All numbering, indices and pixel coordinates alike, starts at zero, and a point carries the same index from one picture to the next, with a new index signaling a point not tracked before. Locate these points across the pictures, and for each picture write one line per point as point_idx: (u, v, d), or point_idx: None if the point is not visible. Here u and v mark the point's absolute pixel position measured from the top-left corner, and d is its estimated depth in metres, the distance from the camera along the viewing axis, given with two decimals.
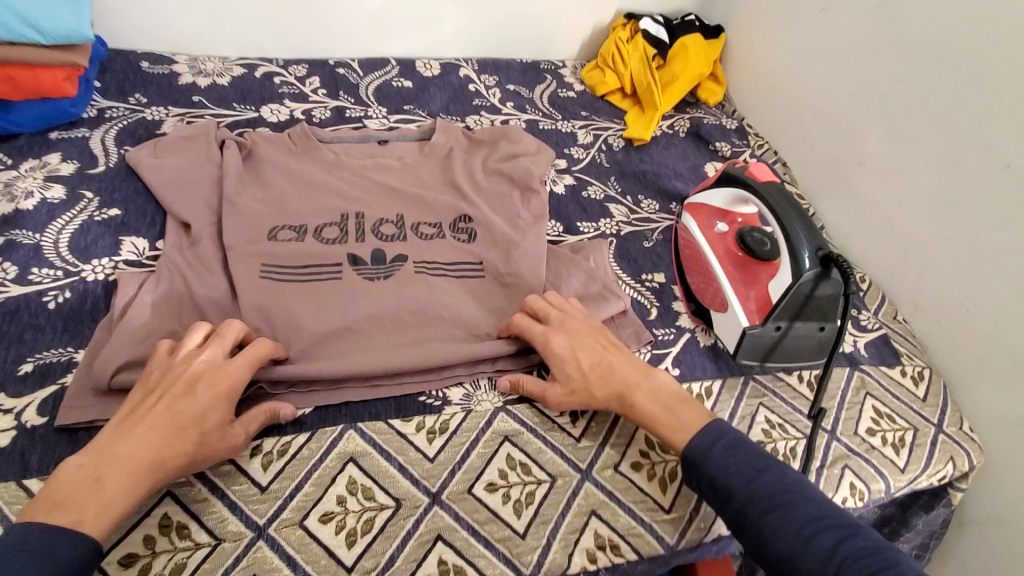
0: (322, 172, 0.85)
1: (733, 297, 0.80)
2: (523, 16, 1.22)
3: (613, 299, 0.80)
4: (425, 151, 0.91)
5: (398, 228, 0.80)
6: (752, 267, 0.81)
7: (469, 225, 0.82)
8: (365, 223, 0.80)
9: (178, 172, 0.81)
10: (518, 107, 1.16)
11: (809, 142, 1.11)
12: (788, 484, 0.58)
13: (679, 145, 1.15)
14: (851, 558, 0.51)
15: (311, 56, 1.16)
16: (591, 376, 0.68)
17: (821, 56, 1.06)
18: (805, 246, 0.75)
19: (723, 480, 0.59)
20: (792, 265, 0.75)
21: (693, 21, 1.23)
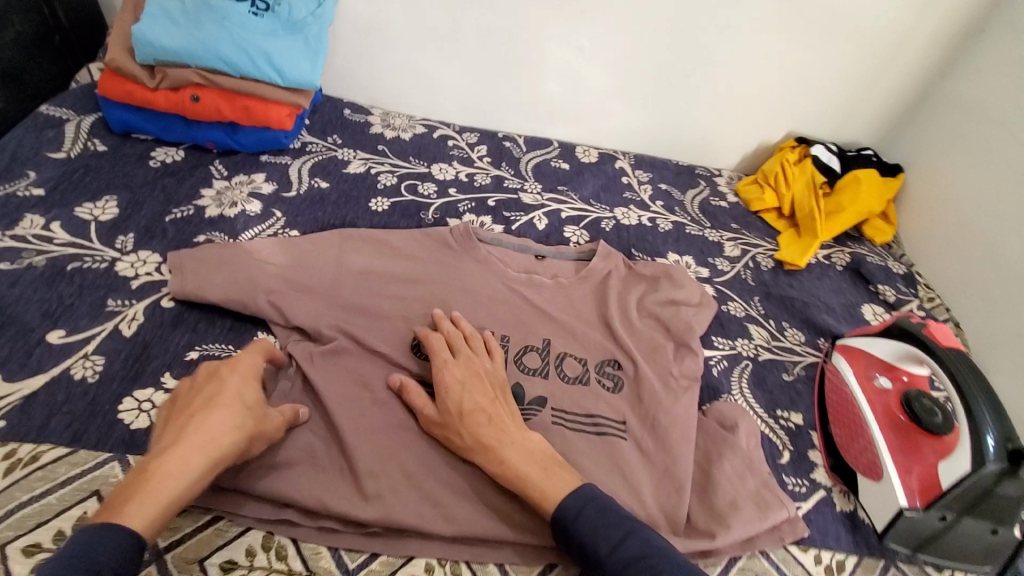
0: (479, 274, 0.88)
1: (894, 471, 0.70)
2: (687, 124, 1.25)
3: (775, 505, 0.68)
4: (582, 274, 0.93)
5: (543, 360, 0.80)
6: (921, 445, 0.71)
7: (615, 372, 0.80)
8: (510, 352, 0.79)
9: (353, 251, 0.86)
10: (666, 206, 1.17)
11: (990, 308, 1.00)
12: (650, 548, 0.55)
13: (834, 278, 1.07)
14: None
15: (484, 126, 1.26)
16: (471, 419, 0.64)
17: (1017, 219, 0.96)
18: (993, 435, 0.64)
19: (591, 546, 0.56)
20: (972, 452, 0.64)
21: (870, 156, 1.18)
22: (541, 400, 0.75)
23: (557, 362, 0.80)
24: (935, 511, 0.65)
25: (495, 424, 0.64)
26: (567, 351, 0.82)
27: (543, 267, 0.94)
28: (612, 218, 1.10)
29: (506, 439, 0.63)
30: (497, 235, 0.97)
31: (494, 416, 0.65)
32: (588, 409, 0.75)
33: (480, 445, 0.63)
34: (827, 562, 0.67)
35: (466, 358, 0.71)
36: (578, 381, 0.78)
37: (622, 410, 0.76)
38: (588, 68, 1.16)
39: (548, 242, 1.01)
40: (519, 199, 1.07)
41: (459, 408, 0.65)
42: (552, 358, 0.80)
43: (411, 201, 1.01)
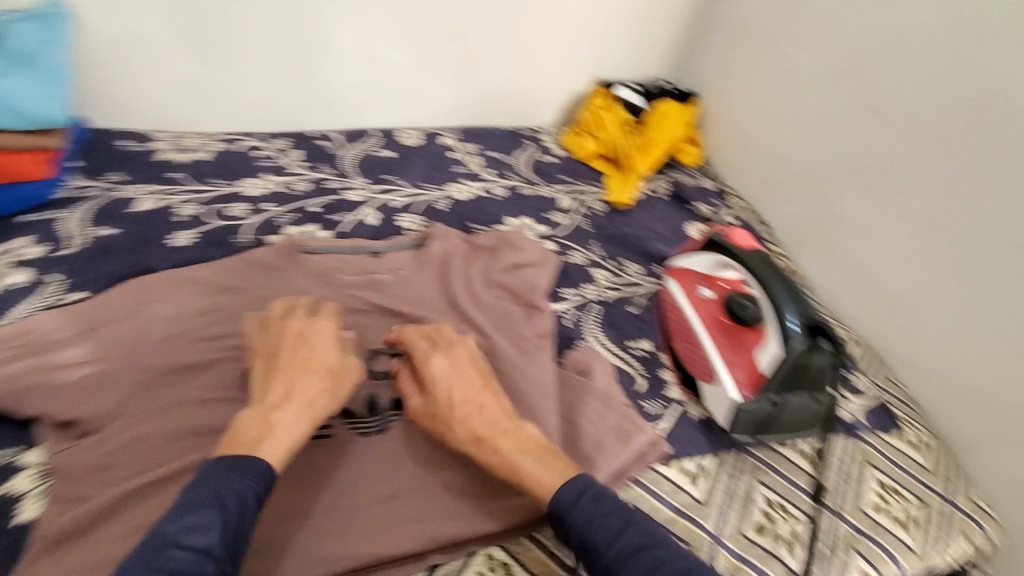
0: (312, 289, 0.83)
1: (726, 370, 0.76)
2: (502, 88, 1.25)
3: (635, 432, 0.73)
4: (422, 261, 0.90)
5: (393, 361, 0.76)
6: (744, 342, 0.77)
7: None
8: (358, 360, 0.76)
9: (160, 300, 0.77)
10: (498, 172, 1.18)
11: (786, 201, 1.11)
12: (648, 536, 0.56)
13: (661, 207, 1.15)
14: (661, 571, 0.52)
15: (295, 129, 1.17)
16: (461, 411, 0.65)
17: (793, 119, 1.09)
18: (794, 317, 0.72)
19: (590, 538, 0.56)
20: (781, 336, 0.73)
21: (667, 88, 1.28)
22: (399, 401, 0.72)
23: (409, 359, 0.77)
24: (770, 396, 0.73)
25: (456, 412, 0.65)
26: None
27: (381, 264, 0.90)
28: (447, 197, 1.08)
29: (489, 425, 0.64)
30: (324, 242, 0.91)
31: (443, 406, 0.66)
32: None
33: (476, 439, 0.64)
34: (691, 471, 0.72)
35: (448, 349, 0.71)
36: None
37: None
38: (385, 46, 1.12)
39: (382, 236, 0.97)
40: (344, 199, 1.02)
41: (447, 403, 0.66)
42: (404, 356, 0.77)
43: (223, 227, 0.92)
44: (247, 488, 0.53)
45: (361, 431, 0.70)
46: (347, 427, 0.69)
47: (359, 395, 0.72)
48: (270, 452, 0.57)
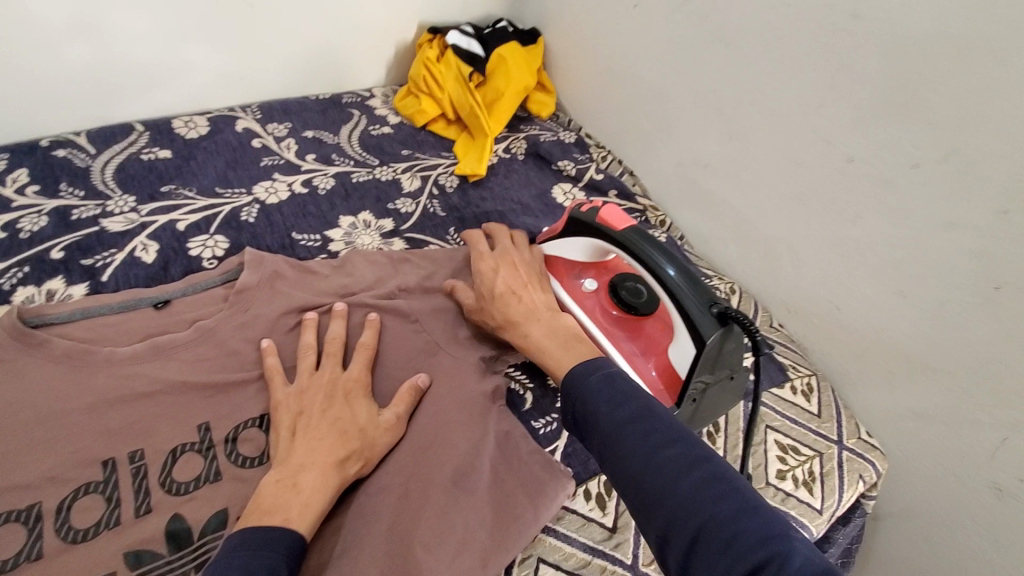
0: (65, 379, 0.59)
1: (632, 371, 0.66)
2: (305, 47, 1.00)
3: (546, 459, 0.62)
4: (230, 302, 0.69)
5: (207, 459, 0.58)
6: (645, 328, 0.70)
7: None
8: (150, 472, 0.56)
9: None
10: (321, 157, 0.95)
11: (648, 146, 1.01)
12: (653, 411, 0.49)
13: (520, 171, 1.01)
14: (676, 450, 0.45)
15: (14, 139, 0.85)
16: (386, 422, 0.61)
17: (639, 52, 0.97)
18: (699, 305, 0.61)
19: (591, 409, 0.50)
20: (689, 329, 0.62)
21: (506, 27, 1.09)
22: (222, 514, 0.55)
23: (228, 449, 0.59)
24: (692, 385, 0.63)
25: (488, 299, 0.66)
26: (239, 423, 0.61)
27: (172, 317, 0.67)
28: (255, 202, 0.85)
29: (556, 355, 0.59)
30: (79, 303, 0.66)
31: (369, 428, 0.59)
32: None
33: (508, 322, 0.64)
34: (596, 494, 0.65)
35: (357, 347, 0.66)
36: (264, 458, 0.59)
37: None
38: (117, 9, 0.81)
39: (169, 277, 0.73)
40: (104, 231, 0.75)
41: (490, 294, 0.67)
42: (220, 447, 0.59)
43: None
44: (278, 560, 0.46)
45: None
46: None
47: (160, 521, 0.53)
48: (299, 522, 0.50)
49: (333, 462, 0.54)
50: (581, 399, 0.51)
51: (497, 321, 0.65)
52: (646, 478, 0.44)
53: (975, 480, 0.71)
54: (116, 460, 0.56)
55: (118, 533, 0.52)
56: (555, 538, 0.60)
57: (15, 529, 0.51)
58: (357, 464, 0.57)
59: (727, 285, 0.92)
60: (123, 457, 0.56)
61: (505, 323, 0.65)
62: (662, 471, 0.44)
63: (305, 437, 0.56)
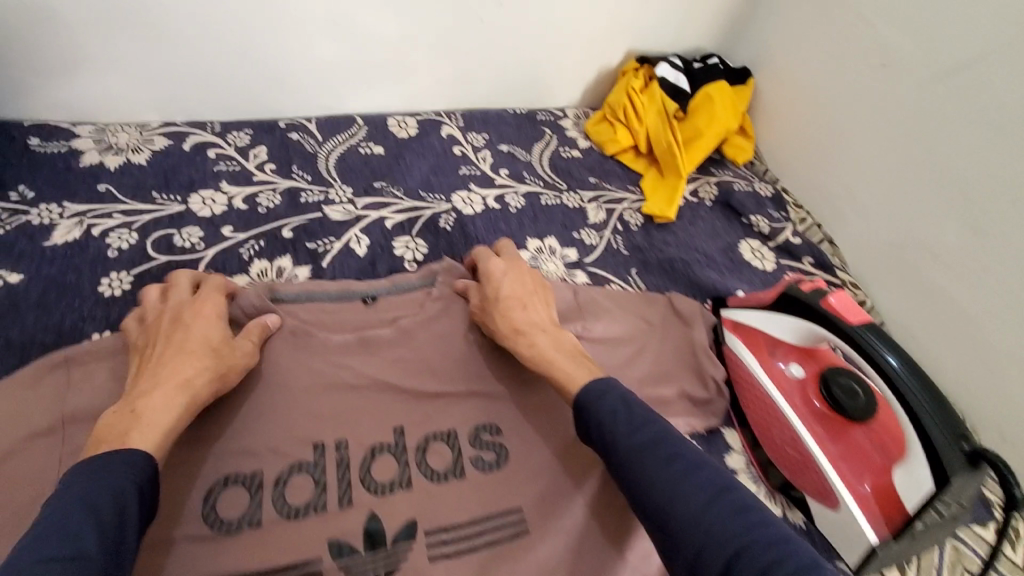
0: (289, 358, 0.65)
1: (842, 484, 0.62)
2: (515, 62, 1.01)
3: None
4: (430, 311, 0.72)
5: (399, 463, 0.60)
6: (853, 434, 0.65)
7: (494, 440, 0.64)
8: (350, 465, 0.59)
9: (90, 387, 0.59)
10: (513, 174, 0.96)
11: (860, 218, 0.92)
12: (669, 437, 0.53)
13: (707, 219, 0.96)
14: (691, 476, 0.50)
15: (257, 117, 0.94)
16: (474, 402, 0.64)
17: (873, 115, 0.88)
18: (947, 437, 0.56)
19: (607, 428, 0.55)
20: (931, 460, 0.57)
21: (717, 64, 1.04)
22: (410, 524, 0.56)
23: (418, 457, 0.61)
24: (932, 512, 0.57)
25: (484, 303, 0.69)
26: (428, 432, 0.63)
27: (377, 315, 0.71)
28: (452, 210, 0.88)
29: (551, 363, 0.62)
30: (306, 286, 0.71)
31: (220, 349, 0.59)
32: (478, 508, 0.59)
33: (513, 330, 0.66)
34: None
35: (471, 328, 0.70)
36: (449, 475, 0.60)
37: (517, 489, 0.61)
38: (367, 12, 0.87)
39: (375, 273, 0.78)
40: (325, 219, 0.81)
41: (495, 297, 0.69)
42: (411, 454, 0.61)
43: (167, 264, 0.72)
44: (120, 478, 0.46)
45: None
46: (343, 570, 0.53)
47: (359, 519, 0.56)
48: (139, 441, 0.49)
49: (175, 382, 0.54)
50: (593, 420, 0.56)
51: (502, 329, 0.66)
52: (666, 502, 0.48)
53: None
54: (323, 446, 0.60)
55: (322, 518, 0.55)
56: None
57: (241, 492, 0.56)
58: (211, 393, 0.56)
59: None
60: (330, 443, 0.60)
61: (507, 329, 0.66)
62: (676, 493, 0.48)
63: (145, 371, 0.55)
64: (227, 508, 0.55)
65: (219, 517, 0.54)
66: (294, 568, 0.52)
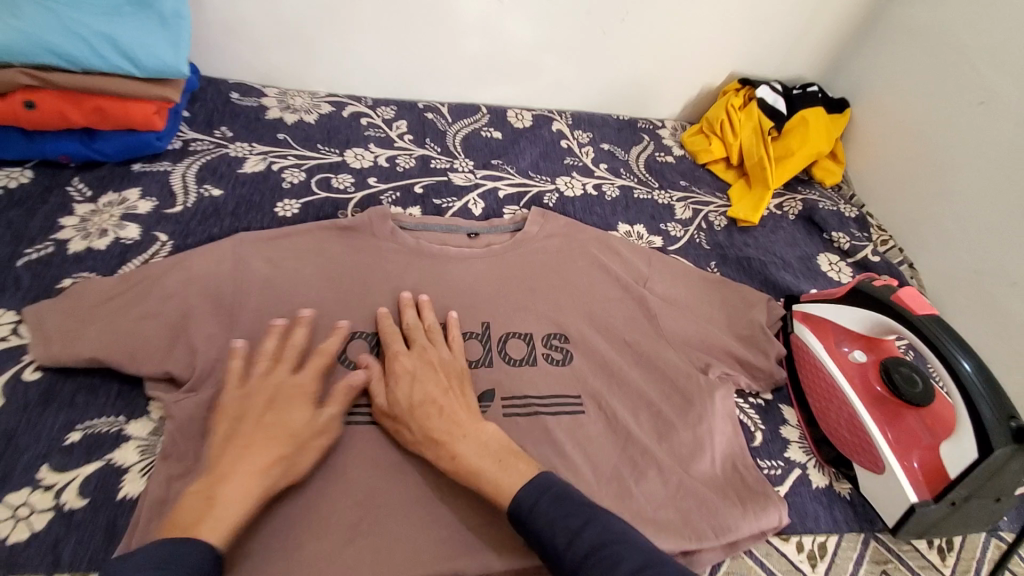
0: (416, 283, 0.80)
1: (891, 455, 0.67)
2: (626, 73, 1.14)
3: (765, 503, 0.65)
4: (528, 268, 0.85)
5: (483, 348, 0.76)
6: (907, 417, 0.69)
7: (562, 343, 0.77)
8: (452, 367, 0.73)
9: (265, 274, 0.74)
10: (612, 169, 1.08)
11: (947, 246, 0.97)
12: (604, 531, 0.52)
13: (787, 230, 1.03)
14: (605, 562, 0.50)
15: (400, 98, 1.11)
16: (421, 412, 0.63)
17: (972, 147, 0.93)
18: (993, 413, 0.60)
19: (541, 534, 0.53)
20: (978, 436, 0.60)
21: (816, 92, 1.12)
22: (488, 391, 0.72)
23: (500, 346, 0.76)
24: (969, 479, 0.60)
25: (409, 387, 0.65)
26: (509, 330, 0.78)
27: (486, 263, 0.84)
28: (555, 191, 1.00)
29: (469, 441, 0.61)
30: (421, 217, 0.88)
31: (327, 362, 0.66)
32: (549, 396, 0.72)
33: (429, 438, 0.62)
34: (809, 549, 0.65)
35: (421, 350, 0.70)
36: (524, 361, 0.75)
37: (579, 383, 0.74)
38: (511, 19, 1.02)
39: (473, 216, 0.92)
40: (450, 181, 0.96)
41: (407, 403, 0.64)
42: (495, 342, 0.76)
43: (326, 199, 0.88)
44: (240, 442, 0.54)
45: None
46: None
47: None
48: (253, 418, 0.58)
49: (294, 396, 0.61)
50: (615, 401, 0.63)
51: (416, 435, 0.62)
52: None
53: None
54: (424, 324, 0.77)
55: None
56: (758, 568, 0.63)
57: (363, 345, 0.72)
58: (307, 436, 0.60)
59: None
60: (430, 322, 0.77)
61: (423, 437, 0.62)
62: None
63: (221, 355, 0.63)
64: (353, 353, 0.72)
65: (346, 356, 0.71)
66: None
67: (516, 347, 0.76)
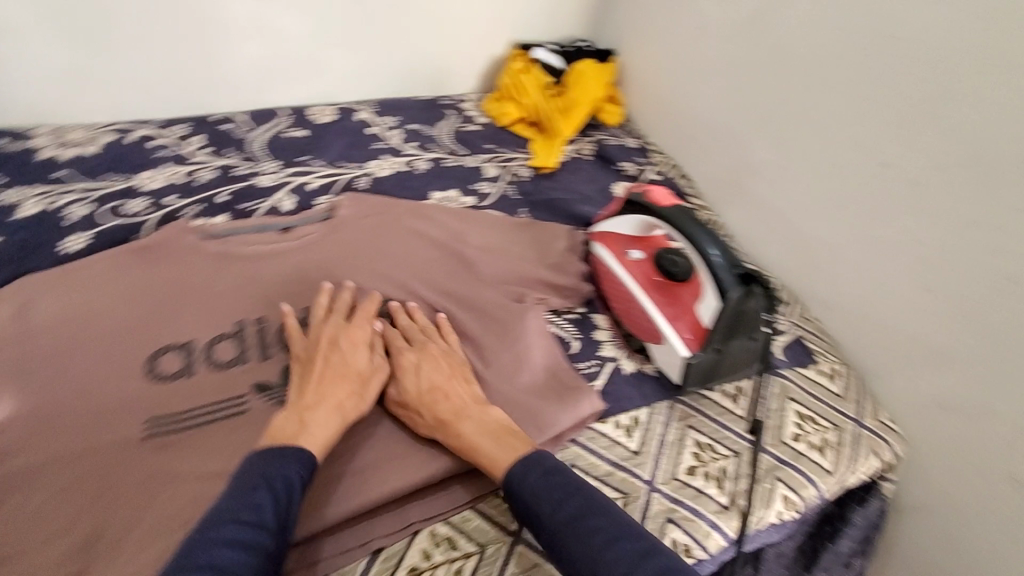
0: (232, 285, 0.81)
1: (666, 325, 0.78)
2: (415, 55, 1.20)
3: (575, 394, 0.75)
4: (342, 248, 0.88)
5: (309, 330, 0.79)
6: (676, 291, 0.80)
7: (388, 309, 0.82)
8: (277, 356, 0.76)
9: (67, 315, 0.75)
10: (420, 145, 1.14)
11: (705, 154, 1.13)
12: (589, 505, 0.59)
13: (586, 169, 1.15)
14: (580, 532, 0.57)
15: (193, 114, 1.09)
16: (429, 399, 0.69)
17: (703, 68, 1.10)
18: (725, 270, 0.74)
19: (535, 507, 0.59)
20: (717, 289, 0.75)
21: (585, 48, 1.27)
22: None
23: None
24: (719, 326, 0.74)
25: (328, 382, 0.67)
26: (333, 308, 0.81)
27: (302, 252, 0.87)
28: (366, 174, 1.04)
29: (442, 409, 0.68)
30: (227, 223, 0.88)
31: (366, 377, 0.70)
32: (378, 357, 0.77)
33: (439, 422, 0.68)
34: (625, 424, 0.76)
35: (326, 353, 0.71)
36: (351, 333, 0.79)
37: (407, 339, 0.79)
38: (284, 19, 1.05)
39: (283, 212, 0.94)
40: (255, 184, 0.96)
41: (416, 392, 0.69)
42: (319, 322, 0.80)
43: (121, 225, 0.86)
44: (293, 471, 0.59)
45: (281, 400, 0.72)
46: (264, 401, 0.72)
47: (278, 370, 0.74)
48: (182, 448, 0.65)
49: (332, 405, 0.66)
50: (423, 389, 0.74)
51: (428, 420, 0.68)
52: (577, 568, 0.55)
53: (993, 468, 0.78)
54: (244, 322, 0.78)
55: (247, 368, 0.74)
56: (585, 450, 0.72)
57: (178, 357, 0.74)
58: (353, 401, 0.68)
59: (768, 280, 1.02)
60: (250, 320, 0.78)
61: (435, 419, 0.68)
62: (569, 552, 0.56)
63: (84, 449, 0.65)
64: (166, 367, 0.73)
65: (160, 370, 0.72)
66: (224, 403, 0.71)
67: (342, 321, 0.80)
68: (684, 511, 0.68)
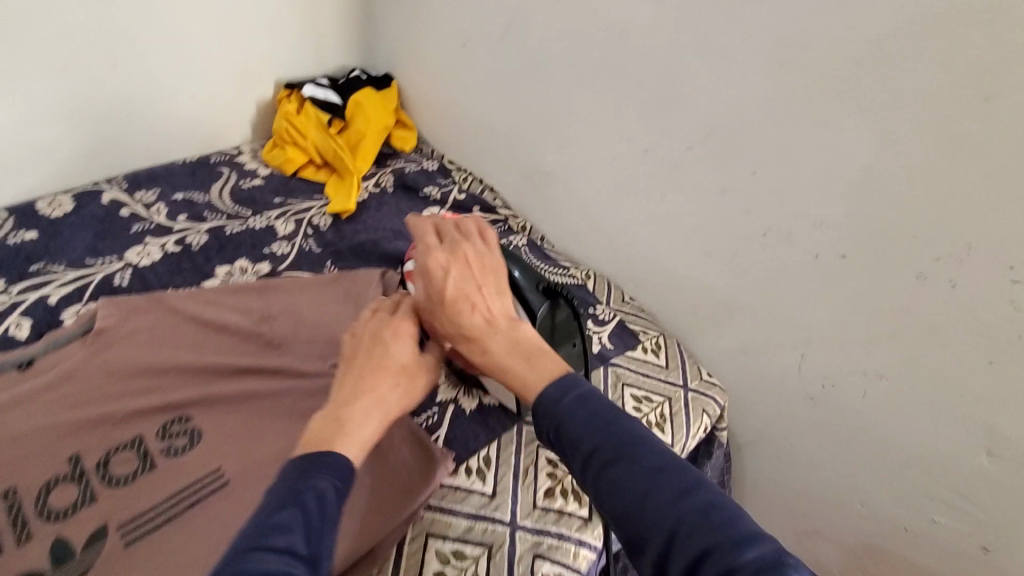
0: None
1: None
2: (160, 116, 1.06)
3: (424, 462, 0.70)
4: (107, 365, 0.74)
5: (81, 485, 0.64)
6: None
7: (183, 426, 0.70)
8: (39, 533, 0.60)
9: None
10: (193, 215, 1.00)
11: (501, 163, 1.14)
12: (635, 435, 0.46)
13: (389, 203, 1.10)
14: (616, 473, 0.44)
15: None
16: (453, 306, 0.57)
17: (475, 83, 1.10)
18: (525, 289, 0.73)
19: (563, 429, 0.47)
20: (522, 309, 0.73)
21: (358, 76, 1.20)
22: (99, 529, 0.61)
23: (101, 471, 0.65)
24: None
25: (370, 375, 0.55)
26: (111, 446, 0.67)
27: (52, 388, 0.71)
28: (127, 266, 0.89)
29: (479, 315, 0.56)
30: None
31: (412, 370, 0.57)
32: (179, 488, 0.65)
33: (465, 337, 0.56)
34: (476, 468, 0.73)
35: (452, 245, 0.61)
36: (140, 471, 0.66)
37: (213, 455, 0.68)
38: None
39: (25, 341, 0.77)
40: None
41: (440, 298, 0.57)
42: (91, 471, 0.65)
43: None
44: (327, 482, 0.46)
45: None
46: None
47: (42, 548, 0.59)
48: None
49: (372, 400, 0.53)
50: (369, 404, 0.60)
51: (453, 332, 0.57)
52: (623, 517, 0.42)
53: (796, 393, 0.88)
54: None
55: None
56: (441, 512, 0.68)
57: None
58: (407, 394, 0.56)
59: (586, 273, 1.06)
60: None
61: (461, 336, 0.56)
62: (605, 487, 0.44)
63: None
64: None
65: None
66: None
67: (125, 461, 0.66)
68: (550, 539, 0.68)
